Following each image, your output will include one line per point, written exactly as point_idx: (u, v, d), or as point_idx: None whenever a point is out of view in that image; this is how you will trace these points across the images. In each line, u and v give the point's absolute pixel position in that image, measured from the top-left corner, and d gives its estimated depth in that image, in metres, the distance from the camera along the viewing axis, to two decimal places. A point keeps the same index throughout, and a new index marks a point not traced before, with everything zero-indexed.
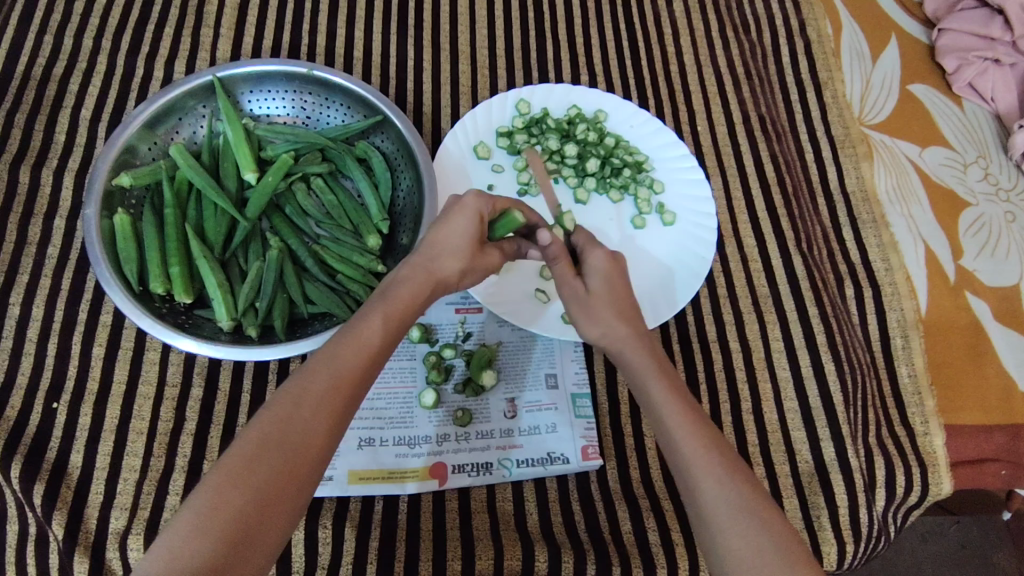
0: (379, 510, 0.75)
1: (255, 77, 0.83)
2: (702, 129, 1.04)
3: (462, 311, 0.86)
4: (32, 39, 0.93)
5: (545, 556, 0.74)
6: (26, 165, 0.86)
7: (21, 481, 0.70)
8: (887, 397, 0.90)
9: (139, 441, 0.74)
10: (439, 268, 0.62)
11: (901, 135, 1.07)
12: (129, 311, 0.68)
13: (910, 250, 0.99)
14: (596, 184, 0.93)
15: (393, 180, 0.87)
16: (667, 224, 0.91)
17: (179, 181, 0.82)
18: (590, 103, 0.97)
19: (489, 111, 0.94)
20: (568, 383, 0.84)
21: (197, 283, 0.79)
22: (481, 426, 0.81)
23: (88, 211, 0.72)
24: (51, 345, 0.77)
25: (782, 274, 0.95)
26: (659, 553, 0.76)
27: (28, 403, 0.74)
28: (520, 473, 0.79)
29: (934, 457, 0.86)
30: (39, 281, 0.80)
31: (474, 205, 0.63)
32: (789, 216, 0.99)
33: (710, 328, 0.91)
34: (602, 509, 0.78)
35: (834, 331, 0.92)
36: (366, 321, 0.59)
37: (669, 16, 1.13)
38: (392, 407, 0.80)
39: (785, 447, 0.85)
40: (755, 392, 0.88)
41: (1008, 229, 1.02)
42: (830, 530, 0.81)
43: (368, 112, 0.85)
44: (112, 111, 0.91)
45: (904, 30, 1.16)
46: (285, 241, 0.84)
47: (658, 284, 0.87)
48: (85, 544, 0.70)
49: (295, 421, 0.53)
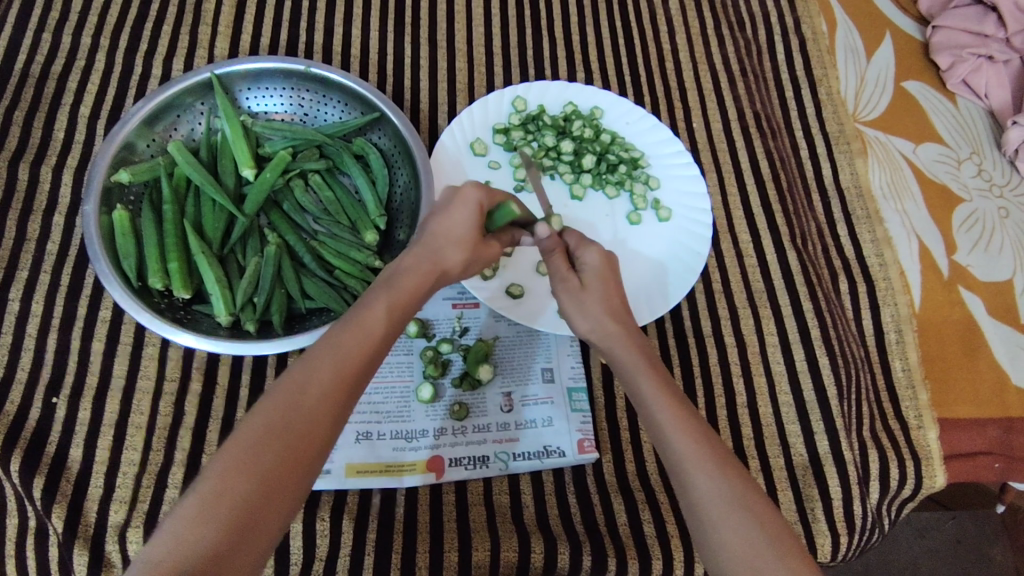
0: (377, 503, 0.76)
1: (252, 74, 0.83)
2: (697, 125, 1.05)
3: (459, 306, 0.87)
4: (29, 37, 0.94)
5: (541, 547, 0.75)
6: (25, 163, 0.86)
7: (21, 474, 0.71)
8: (881, 390, 0.91)
9: (138, 436, 0.75)
10: (442, 258, 0.63)
11: (895, 131, 1.08)
12: (128, 306, 0.69)
13: (904, 245, 0.99)
14: (592, 180, 0.93)
15: (390, 176, 0.87)
16: (662, 220, 0.92)
17: (177, 177, 0.82)
18: (587, 100, 0.97)
19: (485, 108, 0.94)
20: (564, 377, 0.85)
21: (195, 278, 0.80)
22: (478, 420, 0.82)
23: (87, 206, 0.72)
24: (50, 340, 0.78)
25: (777, 270, 0.96)
26: (654, 544, 0.77)
27: (28, 397, 0.75)
28: (517, 466, 0.79)
29: (928, 449, 0.87)
30: (38, 277, 0.81)
31: (475, 196, 0.64)
32: (784, 212, 1.00)
33: (705, 323, 0.91)
34: (599, 502, 0.79)
35: (829, 327, 0.92)
36: (369, 310, 0.59)
37: (664, 13, 1.14)
38: (389, 401, 0.81)
39: (780, 440, 0.86)
40: (750, 386, 0.88)
41: (1001, 224, 1.03)
42: (824, 522, 0.82)
43: (365, 108, 0.85)
44: (111, 108, 0.91)
45: (898, 27, 1.17)
46: (283, 236, 0.84)
47: (653, 279, 0.88)
48: (85, 537, 0.70)
49: (298, 410, 0.54)
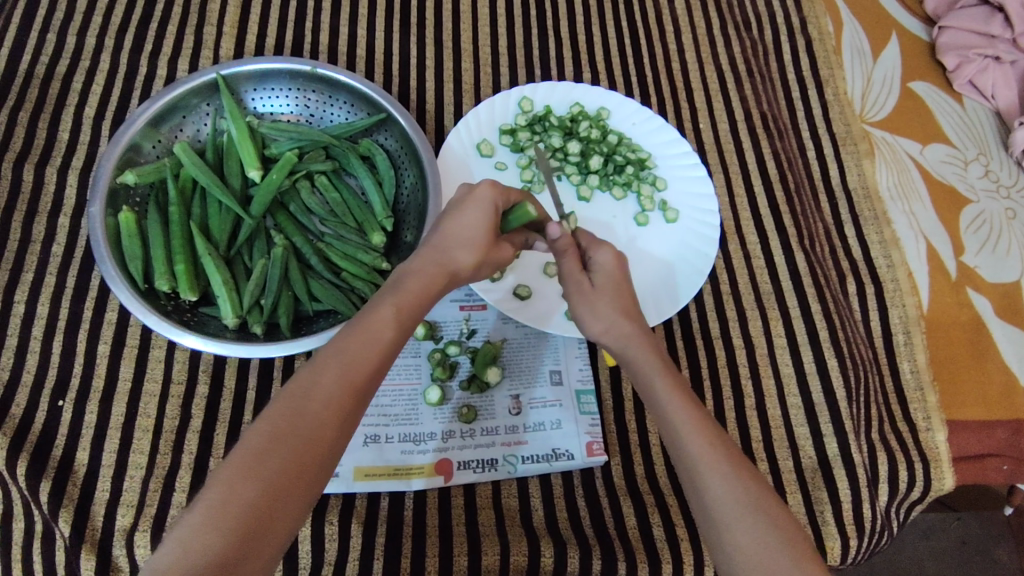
0: (385, 506, 0.75)
1: (257, 75, 0.83)
2: (704, 126, 1.04)
3: (467, 308, 0.86)
4: (34, 38, 0.93)
5: (551, 551, 0.75)
6: (30, 164, 0.86)
7: (27, 478, 0.71)
8: (889, 392, 0.90)
9: (145, 440, 0.74)
10: (451, 259, 0.62)
11: (903, 131, 1.07)
12: (134, 308, 0.68)
13: (911, 246, 0.99)
14: (599, 181, 0.93)
15: (397, 177, 0.87)
16: (670, 221, 0.92)
17: (183, 178, 0.82)
18: (594, 100, 0.97)
19: (492, 108, 0.94)
20: (572, 380, 0.84)
21: (201, 280, 0.79)
22: (486, 422, 0.81)
23: (93, 208, 0.72)
24: (56, 343, 0.77)
25: (785, 271, 0.95)
26: (663, 548, 0.76)
27: (33, 401, 0.74)
28: (526, 469, 0.79)
29: (937, 451, 0.87)
30: (43, 279, 0.80)
31: (489, 197, 0.63)
32: (791, 213, 1.00)
33: (713, 324, 0.91)
34: (608, 505, 0.79)
35: (837, 328, 0.92)
36: (376, 313, 0.59)
37: (670, 13, 1.14)
38: (397, 404, 0.80)
39: (788, 442, 0.85)
40: (758, 388, 0.88)
41: (1008, 225, 1.03)
42: (833, 525, 0.82)
43: (372, 109, 0.85)
44: (116, 110, 0.91)
45: (905, 27, 1.16)
46: (289, 238, 0.84)
47: (660, 281, 0.87)
48: (92, 541, 0.70)
49: (305, 415, 0.53)
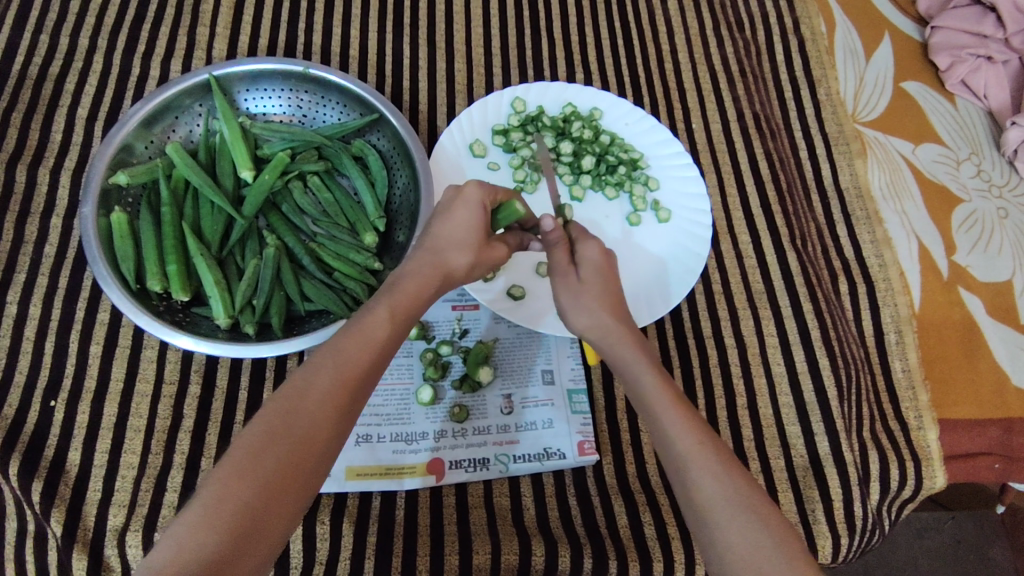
0: (377, 506, 0.76)
1: (251, 76, 0.83)
2: (697, 126, 1.04)
3: (459, 308, 0.86)
4: (27, 38, 0.93)
5: (542, 550, 0.75)
6: (23, 165, 0.86)
7: (19, 478, 0.71)
8: (881, 391, 0.91)
9: (136, 440, 0.75)
10: (445, 260, 0.63)
11: (895, 131, 1.08)
12: (126, 309, 0.68)
13: (903, 246, 0.99)
14: (591, 181, 0.94)
15: (390, 177, 0.87)
16: (662, 221, 0.92)
17: (176, 179, 0.82)
18: (586, 100, 0.97)
19: (485, 109, 0.94)
20: (564, 379, 0.84)
21: (193, 280, 0.79)
22: (478, 422, 0.81)
23: (85, 209, 0.72)
24: (48, 344, 0.77)
25: (777, 271, 0.95)
26: (655, 546, 0.77)
27: (25, 401, 0.74)
28: (517, 468, 0.79)
29: (928, 449, 0.87)
30: (36, 280, 0.80)
31: (477, 197, 0.64)
32: (783, 212, 1.00)
33: (705, 324, 0.91)
34: (599, 504, 0.79)
35: (829, 328, 0.92)
36: (370, 315, 0.59)
37: (663, 13, 1.14)
38: (389, 403, 0.80)
39: (780, 441, 0.86)
40: (750, 386, 0.88)
41: (1000, 225, 1.03)
42: (825, 524, 0.82)
43: (364, 110, 0.85)
44: (109, 110, 0.91)
45: (897, 27, 1.17)
46: (281, 238, 0.84)
47: (651, 280, 0.88)
48: (84, 541, 0.70)
49: (300, 415, 0.53)
